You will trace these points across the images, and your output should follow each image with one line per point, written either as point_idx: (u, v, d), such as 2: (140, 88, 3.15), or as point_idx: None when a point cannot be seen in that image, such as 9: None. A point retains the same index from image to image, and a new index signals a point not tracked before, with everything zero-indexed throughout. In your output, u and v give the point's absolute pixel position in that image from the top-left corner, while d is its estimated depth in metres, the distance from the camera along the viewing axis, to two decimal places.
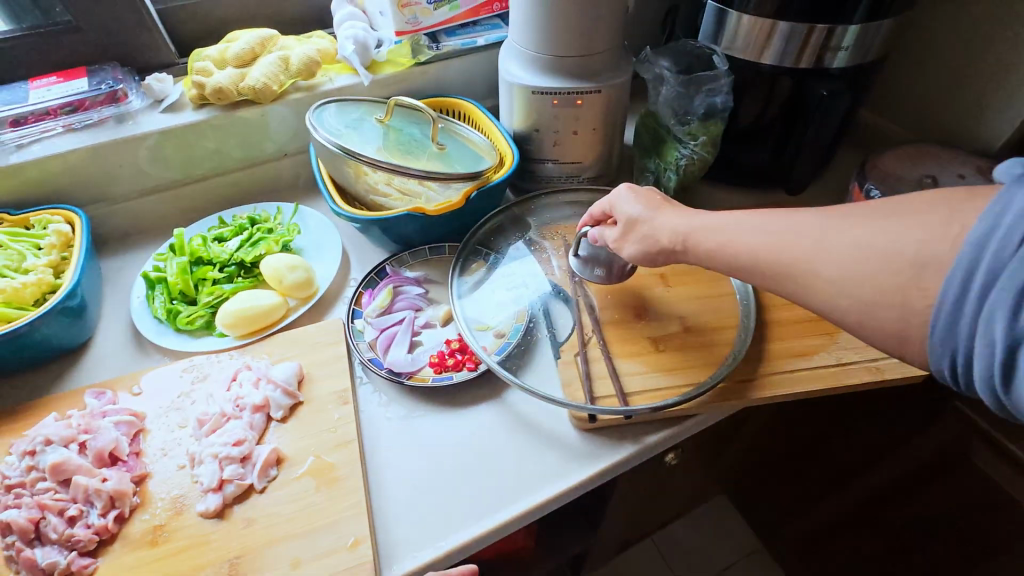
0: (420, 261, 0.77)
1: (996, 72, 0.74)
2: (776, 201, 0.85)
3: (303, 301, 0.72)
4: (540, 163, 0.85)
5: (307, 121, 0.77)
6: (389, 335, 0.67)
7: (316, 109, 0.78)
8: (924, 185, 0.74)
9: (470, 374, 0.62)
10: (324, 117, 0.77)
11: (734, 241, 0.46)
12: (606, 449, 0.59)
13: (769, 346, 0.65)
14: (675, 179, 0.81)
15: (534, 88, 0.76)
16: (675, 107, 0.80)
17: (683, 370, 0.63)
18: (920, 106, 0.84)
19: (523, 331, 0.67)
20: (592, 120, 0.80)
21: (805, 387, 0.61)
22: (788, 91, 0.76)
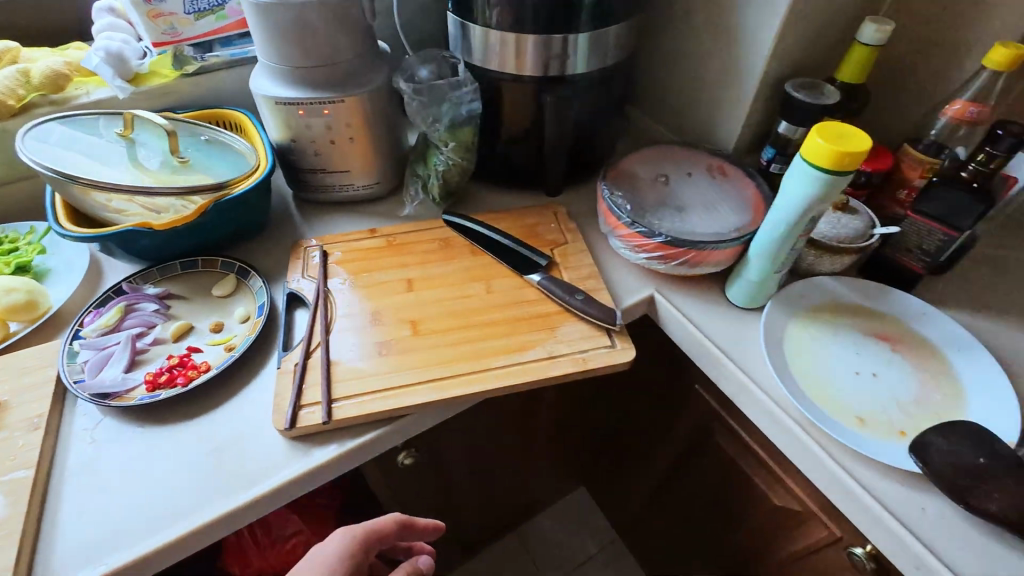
0: (169, 277, 0.76)
1: (718, 76, 0.80)
2: (546, 203, 0.89)
3: (28, 323, 0.69)
4: (309, 172, 0.85)
5: (19, 146, 0.72)
6: (105, 355, 0.65)
7: (43, 125, 0.75)
8: (657, 183, 0.79)
9: (177, 390, 0.62)
10: (52, 134, 0.74)
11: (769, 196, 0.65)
12: (307, 455, 0.59)
13: (488, 344, 0.67)
14: (437, 184, 0.83)
15: (278, 99, 0.76)
16: (422, 113, 0.78)
17: (398, 371, 0.64)
18: (674, 107, 0.90)
19: (248, 343, 0.67)
20: (348, 129, 0.80)
21: (511, 381, 0.64)
22: (531, 98, 0.79)
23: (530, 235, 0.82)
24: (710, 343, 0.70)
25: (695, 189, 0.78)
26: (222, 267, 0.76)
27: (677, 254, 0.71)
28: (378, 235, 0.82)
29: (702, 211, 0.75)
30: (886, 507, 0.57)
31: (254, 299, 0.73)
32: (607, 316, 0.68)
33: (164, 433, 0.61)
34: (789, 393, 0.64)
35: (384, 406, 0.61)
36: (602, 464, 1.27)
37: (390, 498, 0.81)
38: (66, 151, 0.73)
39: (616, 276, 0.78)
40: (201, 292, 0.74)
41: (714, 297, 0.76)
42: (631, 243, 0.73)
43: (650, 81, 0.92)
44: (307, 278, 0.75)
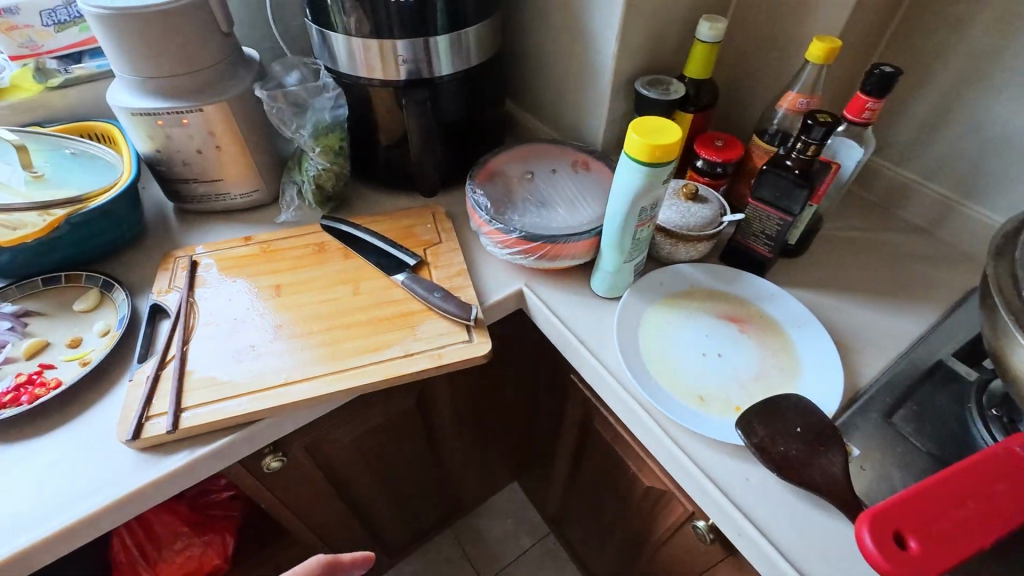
0: (30, 294, 0.74)
1: (578, 76, 0.83)
2: (426, 203, 0.90)
3: None
4: (181, 182, 0.85)
5: None
6: None
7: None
8: (522, 180, 0.82)
9: (21, 408, 0.61)
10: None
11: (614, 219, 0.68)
12: (155, 464, 0.60)
13: (347, 345, 0.68)
14: (311, 190, 0.84)
15: (135, 110, 0.75)
16: (285, 120, 0.79)
17: (254, 376, 0.65)
18: (550, 107, 0.93)
19: (102, 357, 0.67)
20: (213, 138, 0.80)
21: (364, 380, 0.65)
22: (394, 102, 0.80)
23: (406, 236, 0.84)
24: (568, 332, 0.73)
25: (557, 185, 0.81)
26: (86, 282, 0.76)
27: (533, 249, 0.74)
28: (253, 242, 0.83)
29: (561, 207, 0.78)
30: (716, 483, 0.58)
31: (116, 312, 0.72)
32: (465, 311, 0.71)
33: (8, 452, 0.60)
34: (634, 376, 0.67)
35: (234, 411, 0.62)
36: (524, 457, 1.29)
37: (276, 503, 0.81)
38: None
39: (487, 273, 0.81)
40: (62, 307, 0.73)
41: (579, 288, 0.79)
42: (492, 240, 0.76)
43: (527, 82, 0.94)
44: (173, 288, 0.75)
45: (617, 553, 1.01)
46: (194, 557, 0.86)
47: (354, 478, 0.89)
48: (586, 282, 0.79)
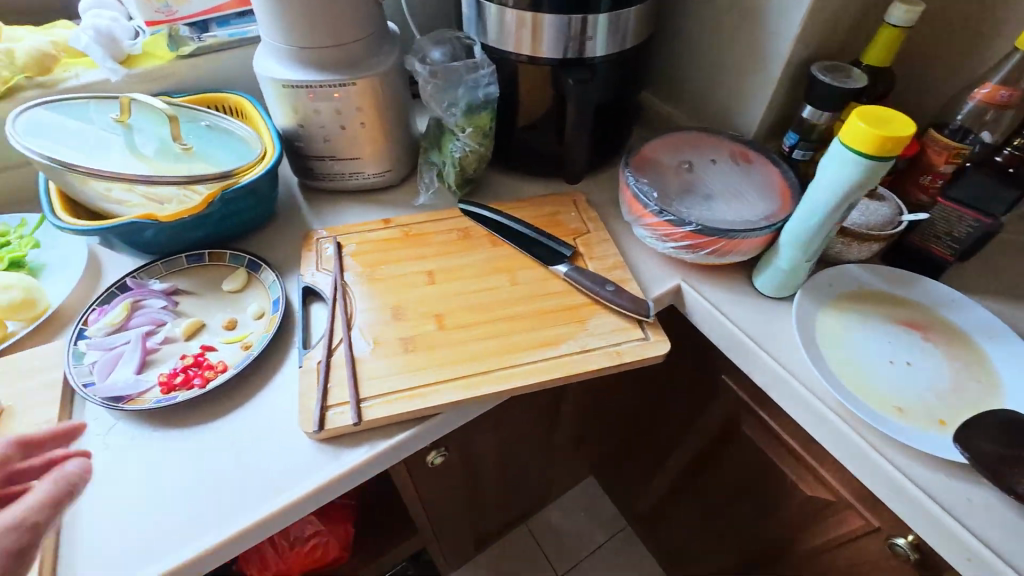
0: (175, 271, 0.72)
1: (741, 59, 0.78)
2: (564, 191, 0.86)
3: (26, 323, 0.65)
4: (316, 159, 0.81)
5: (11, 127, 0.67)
6: (114, 356, 0.61)
7: (29, 108, 0.69)
8: (680, 171, 0.77)
9: (195, 393, 0.58)
10: (41, 118, 0.69)
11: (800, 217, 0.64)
12: (338, 457, 0.57)
13: (518, 339, 0.65)
14: (453, 173, 0.79)
15: (286, 82, 0.71)
16: (437, 98, 0.75)
17: (427, 369, 0.62)
18: (694, 93, 0.88)
19: (267, 341, 0.63)
20: (359, 114, 0.76)
21: (544, 377, 0.62)
22: (549, 81, 0.76)
23: (553, 225, 0.80)
24: (741, 332, 0.70)
25: (720, 177, 0.76)
26: (231, 261, 0.73)
27: (706, 243, 0.69)
28: (393, 225, 0.79)
29: (729, 200, 0.73)
30: (940, 504, 0.55)
31: (268, 294, 0.69)
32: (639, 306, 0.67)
33: (183, 438, 0.57)
34: (826, 382, 0.63)
35: (416, 403, 0.59)
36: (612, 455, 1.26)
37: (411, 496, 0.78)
38: (58, 137, 0.68)
39: (640, 267, 0.77)
40: (211, 287, 0.71)
41: (742, 287, 0.75)
42: (658, 232, 0.72)
43: (669, 67, 0.90)
44: (322, 271, 0.72)
45: (733, 557, 0.98)
46: (320, 546, 0.84)
47: (481, 472, 0.87)
48: (748, 280, 0.75)
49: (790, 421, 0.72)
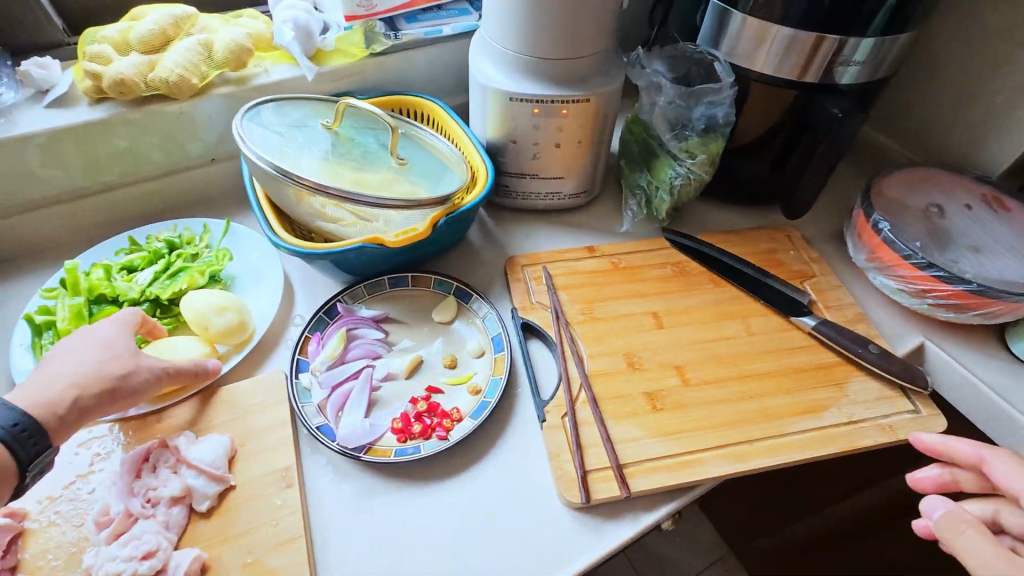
0: (378, 296, 0.66)
1: (1003, 91, 0.69)
2: (772, 224, 0.78)
3: (237, 347, 0.60)
4: (516, 177, 0.74)
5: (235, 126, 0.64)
6: (342, 395, 0.56)
7: (256, 107, 0.66)
8: (929, 215, 0.70)
9: (440, 445, 0.53)
10: (262, 121, 0.65)
11: None
12: (601, 530, 0.51)
13: (773, 403, 0.58)
14: (667, 201, 0.72)
15: (513, 95, 0.65)
16: (669, 119, 0.69)
17: (683, 433, 0.55)
18: (921, 123, 0.79)
19: (501, 388, 0.58)
20: (578, 132, 0.69)
21: (813, 450, 0.55)
22: (793, 108, 0.69)
23: (773, 264, 0.72)
24: (1010, 407, 0.62)
25: (979, 225, 0.68)
26: (436, 287, 0.67)
27: (979, 304, 0.62)
28: (599, 254, 0.72)
29: (996, 254, 0.65)
30: None
31: (485, 329, 0.63)
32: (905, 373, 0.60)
33: (428, 494, 0.52)
34: None
35: (680, 474, 0.53)
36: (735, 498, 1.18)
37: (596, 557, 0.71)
38: (278, 143, 0.64)
39: (876, 319, 0.70)
40: (419, 316, 0.65)
41: (996, 351, 0.67)
42: (916, 286, 0.64)
43: (893, 91, 0.81)
44: (537, 305, 0.66)
45: None
46: None
47: None
48: (1001, 344, 0.67)
49: None
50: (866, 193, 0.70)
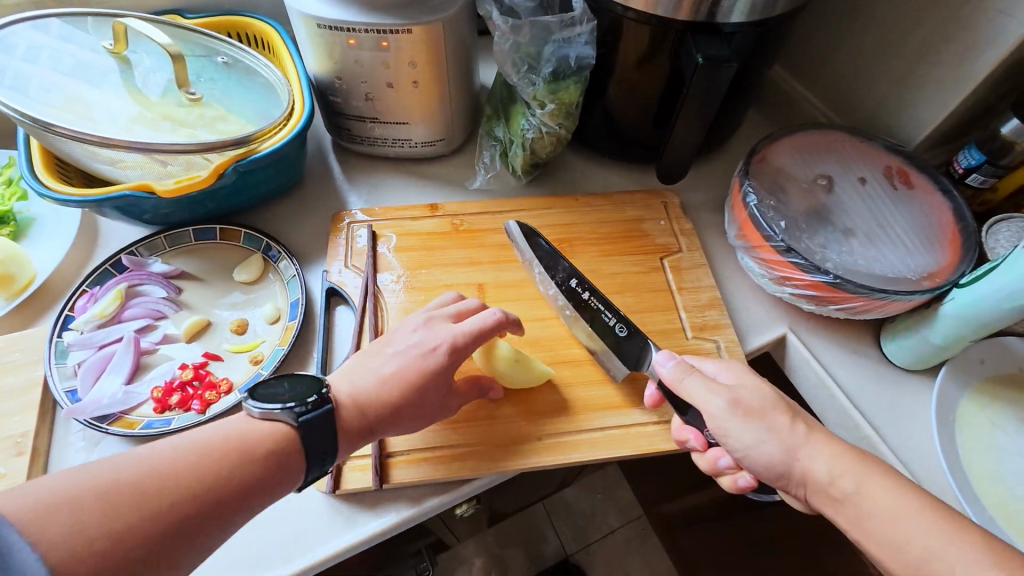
0: (181, 249, 0.60)
1: (929, 40, 0.58)
2: (652, 188, 0.69)
3: (7, 299, 0.56)
4: (354, 120, 0.65)
5: None
6: (102, 358, 0.52)
7: (6, 28, 0.55)
8: (815, 189, 0.61)
9: (192, 419, 0.49)
10: (17, 48, 0.55)
11: (984, 286, 0.48)
12: (354, 520, 0.48)
13: (581, 395, 0.53)
14: (521, 155, 0.64)
15: (322, 21, 0.55)
16: (515, 60, 0.59)
17: (465, 424, 0.50)
18: (840, 77, 0.68)
19: (281, 359, 0.53)
20: (412, 70, 0.59)
21: (606, 450, 0.50)
22: (667, 54, 0.56)
23: (635, 235, 0.64)
24: (858, 415, 0.55)
25: (866, 205, 0.59)
26: (246, 242, 0.61)
27: (838, 298, 0.54)
28: (440, 214, 0.65)
29: (876, 239, 0.57)
30: None
31: (285, 292, 0.58)
32: (631, 363, 0.53)
33: None
34: (966, 505, 0.49)
35: (447, 469, 0.48)
36: (638, 468, 1.15)
37: (421, 530, 0.70)
38: (40, 77, 0.54)
39: (739, 306, 0.62)
40: (221, 273, 0.60)
41: (865, 350, 0.59)
42: (777, 272, 0.56)
43: (814, 34, 0.69)
44: (352, 268, 0.60)
45: None
46: None
47: (497, 503, 0.77)
48: (874, 342, 0.60)
49: None
50: (751, 150, 0.61)
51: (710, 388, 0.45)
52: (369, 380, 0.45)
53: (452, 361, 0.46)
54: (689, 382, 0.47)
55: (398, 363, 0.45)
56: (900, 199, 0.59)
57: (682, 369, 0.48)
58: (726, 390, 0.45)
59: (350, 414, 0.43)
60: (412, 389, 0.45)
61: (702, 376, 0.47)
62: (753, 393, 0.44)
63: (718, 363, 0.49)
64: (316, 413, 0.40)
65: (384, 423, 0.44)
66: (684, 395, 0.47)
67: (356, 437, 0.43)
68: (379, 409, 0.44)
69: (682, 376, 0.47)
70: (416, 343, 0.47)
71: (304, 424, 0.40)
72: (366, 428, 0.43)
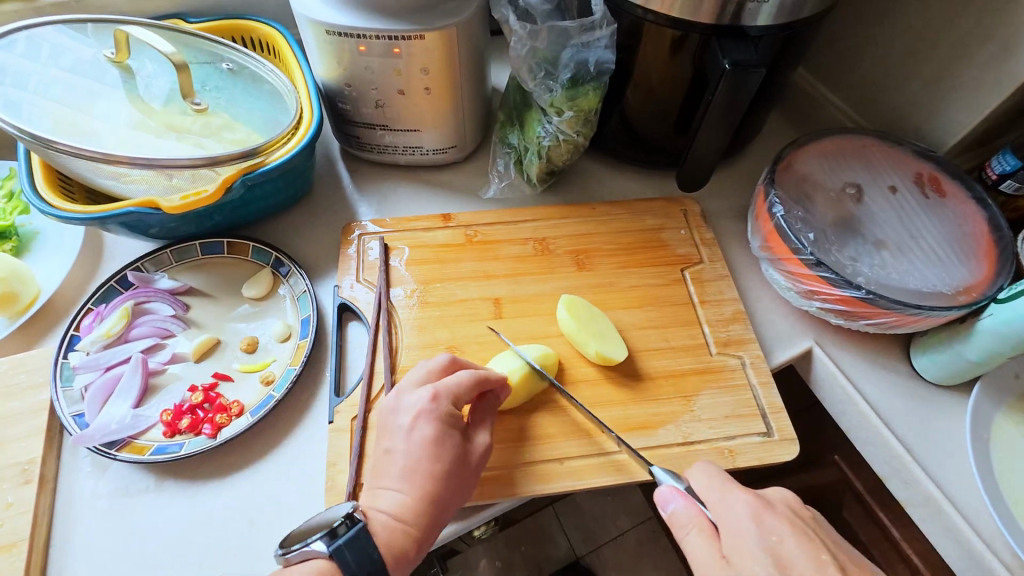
0: (188, 264, 0.59)
1: (965, 41, 0.55)
2: (671, 195, 0.67)
3: (12, 318, 0.55)
4: (363, 127, 0.63)
5: None
6: (109, 381, 0.50)
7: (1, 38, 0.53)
8: (844, 198, 0.58)
9: (204, 445, 0.48)
10: (20, 44, 0.53)
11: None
12: None
13: (602, 415, 0.51)
14: (537, 163, 0.62)
15: (331, 27, 0.53)
16: (532, 66, 0.57)
17: None
18: (867, 78, 0.65)
19: (292, 381, 0.51)
20: (424, 76, 0.57)
21: (631, 474, 0.48)
22: (690, 59, 0.53)
23: (654, 245, 0.62)
24: (889, 433, 0.53)
25: (897, 215, 0.57)
26: (254, 256, 0.59)
27: (869, 314, 0.52)
28: (454, 224, 0.63)
29: (908, 252, 0.55)
30: None
31: (296, 309, 0.56)
32: None
33: (187, 498, 0.47)
34: (1004, 529, 0.47)
35: None
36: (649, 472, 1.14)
37: None
38: (39, 75, 0.52)
39: (763, 318, 0.60)
40: (230, 288, 0.58)
41: (894, 364, 0.57)
42: (805, 286, 0.54)
43: (839, 34, 0.66)
44: (364, 282, 0.58)
45: None
46: None
47: None
48: (903, 356, 0.58)
49: (922, 537, 0.64)
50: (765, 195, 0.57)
51: (710, 555, 0.38)
52: (390, 493, 0.42)
53: (443, 421, 0.44)
54: (691, 540, 0.40)
55: (407, 457, 0.43)
56: (934, 209, 0.57)
57: (682, 520, 0.40)
58: (726, 570, 0.37)
59: (406, 534, 0.41)
60: (429, 460, 0.43)
61: (704, 531, 0.39)
62: (757, 572, 0.36)
63: (721, 500, 0.40)
64: (350, 535, 0.40)
65: (438, 518, 0.42)
66: (685, 546, 0.40)
67: (416, 552, 0.41)
68: (424, 514, 0.42)
69: (682, 531, 0.40)
70: (404, 429, 0.44)
71: (339, 551, 0.39)
72: (424, 537, 0.42)
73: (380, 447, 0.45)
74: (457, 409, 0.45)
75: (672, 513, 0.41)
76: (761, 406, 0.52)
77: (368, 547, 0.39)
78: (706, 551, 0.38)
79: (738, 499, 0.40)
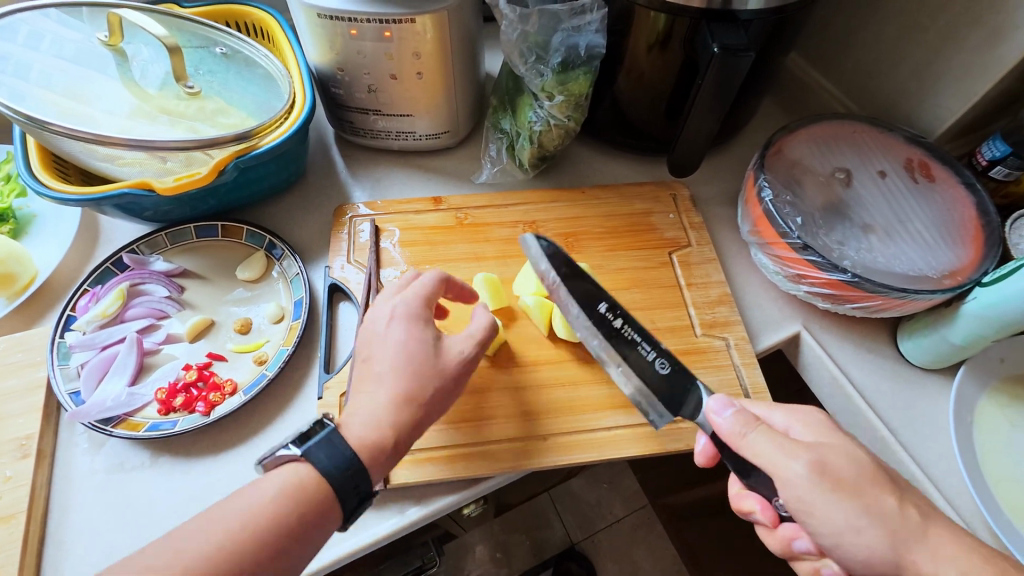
0: (182, 246, 0.60)
1: (955, 27, 0.55)
2: (662, 180, 0.68)
3: (9, 298, 0.55)
4: (356, 112, 0.64)
5: None
6: (104, 360, 0.51)
7: None
8: (832, 184, 0.59)
9: (197, 421, 0.48)
10: (24, 35, 0.54)
11: (1007, 285, 0.46)
12: (361, 522, 0.47)
13: (590, 394, 0.52)
14: (528, 148, 0.62)
15: (322, 11, 0.53)
16: (522, 50, 0.57)
17: (469, 423, 0.50)
18: (859, 65, 0.65)
19: (284, 360, 0.52)
20: (416, 60, 0.57)
21: (615, 451, 0.49)
22: (680, 43, 0.53)
23: (644, 229, 0.63)
24: (872, 416, 0.54)
25: (885, 200, 0.57)
26: (248, 239, 0.60)
27: (854, 297, 0.52)
28: (445, 207, 0.63)
29: (895, 237, 0.55)
30: None
31: (289, 291, 0.57)
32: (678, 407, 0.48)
33: (181, 474, 0.48)
34: (983, 509, 0.48)
35: (452, 469, 0.48)
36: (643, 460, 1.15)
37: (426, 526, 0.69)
38: (43, 62, 0.53)
39: (750, 302, 0.61)
40: (223, 271, 0.59)
41: (880, 347, 0.58)
42: (792, 271, 0.55)
43: (832, 19, 0.66)
44: (355, 264, 0.59)
45: None
46: None
47: (503, 495, 0.77)
48: (890, 340, 0.59)
49: None
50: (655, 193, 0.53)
51: (776, 444, 0.39)
52: (369, 395, 0.42)
53: (415, 322, 0.45)
54: (753, 439, 0.40)
55: (381, 359, 0.44)
56: (921, 195, 0.57)
57: (743, 422, 0.41)
58: (804, 450, 0.38)
59: (381, 431, 0.41)
60: (404, 362, 0.43)
61: (767, 429, 0.41)
62: (837, 452, 0.39)
63: (785, 414, 0.44)
64: (321, 437, 0.39)
65: (418, 416, 0.42)
66: (744, 452, 0.41)
67: (394, 450, 0.41)
68: (405, 413, 0.42)
69: (744, 432, 0.41)
70: (382, 333, 0.45)
71: (310, 452, 0.39)
72: (402, 435, 0.41)
73: (360, 358, 0.45)
74: (427, 312, 0.47)
75: (731, 425, 0.42)
76: (745, 387, 0.53)
77: (338, 444, 0.39)
78: (785, 447, 0.39)
79: (808, 411, 0.44)
